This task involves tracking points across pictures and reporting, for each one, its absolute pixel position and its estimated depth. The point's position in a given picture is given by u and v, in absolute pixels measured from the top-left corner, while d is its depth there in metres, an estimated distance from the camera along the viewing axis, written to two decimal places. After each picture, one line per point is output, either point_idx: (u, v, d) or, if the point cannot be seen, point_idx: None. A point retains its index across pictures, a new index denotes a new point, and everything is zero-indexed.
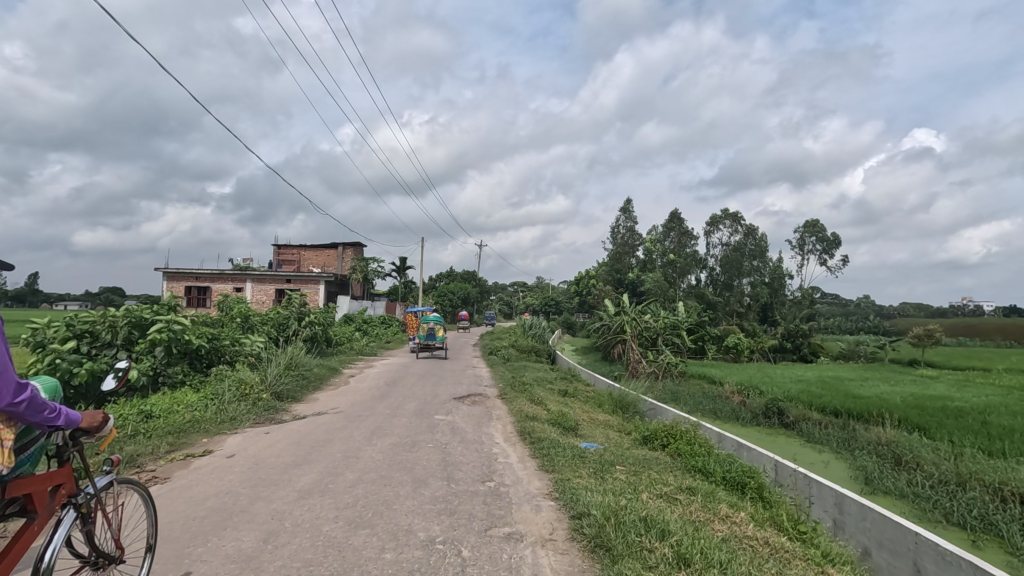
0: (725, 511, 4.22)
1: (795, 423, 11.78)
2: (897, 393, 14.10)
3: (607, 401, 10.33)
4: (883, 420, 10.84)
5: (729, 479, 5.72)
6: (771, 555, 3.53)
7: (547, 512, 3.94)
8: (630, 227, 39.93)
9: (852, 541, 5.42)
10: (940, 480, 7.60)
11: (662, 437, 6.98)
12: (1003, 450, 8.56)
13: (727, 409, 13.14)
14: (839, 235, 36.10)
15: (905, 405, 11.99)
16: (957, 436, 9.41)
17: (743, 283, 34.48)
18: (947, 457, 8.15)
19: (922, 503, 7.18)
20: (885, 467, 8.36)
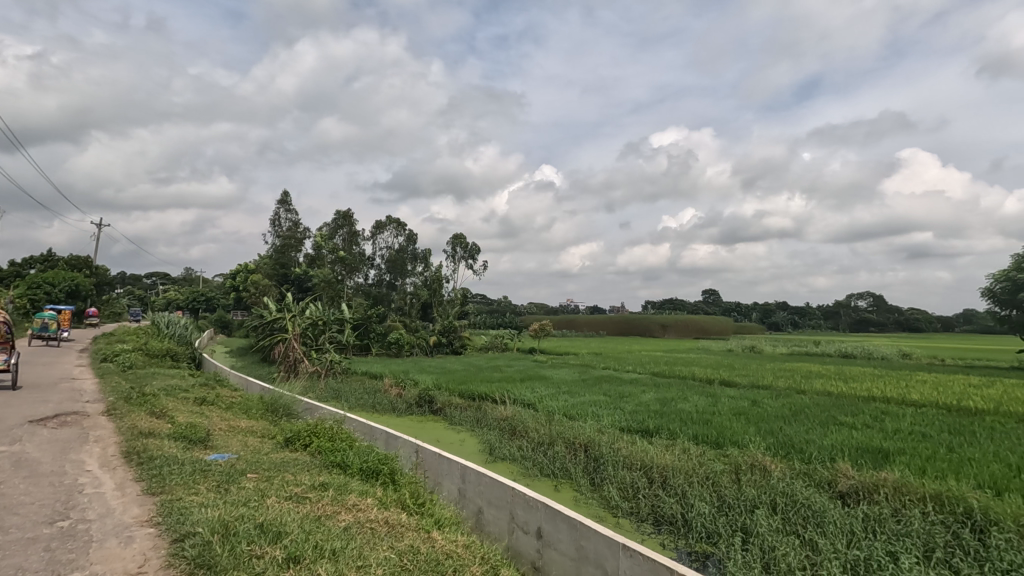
0: (354, 500, 4.39)
1: (441, 408, 13.19)
2: (517, 376, 17.23)
3: (255, 406, 9.50)
4: (506, 400, 13.08)
5: (365, 469, 5.96)
6: (387, 533, 3.82)
7: (142, 542, 3.35)
8: (295, 220, 37.97)
9: (471, 505, 6.34)
10: (538, 442, 9.67)
11: (303, 438, 6.82)
12: (575, 413, 11.41)
13: (385, 403, 13.76)
14: (479, 245, 42.32)
15: (521, 386, 14.74)
16: (551, 406, 12.12)
17: (406, 283, 37.37)
18: (543, 424, 10.47)
19: (525, 463, 8.99)
20: (503, 438, 10.14)
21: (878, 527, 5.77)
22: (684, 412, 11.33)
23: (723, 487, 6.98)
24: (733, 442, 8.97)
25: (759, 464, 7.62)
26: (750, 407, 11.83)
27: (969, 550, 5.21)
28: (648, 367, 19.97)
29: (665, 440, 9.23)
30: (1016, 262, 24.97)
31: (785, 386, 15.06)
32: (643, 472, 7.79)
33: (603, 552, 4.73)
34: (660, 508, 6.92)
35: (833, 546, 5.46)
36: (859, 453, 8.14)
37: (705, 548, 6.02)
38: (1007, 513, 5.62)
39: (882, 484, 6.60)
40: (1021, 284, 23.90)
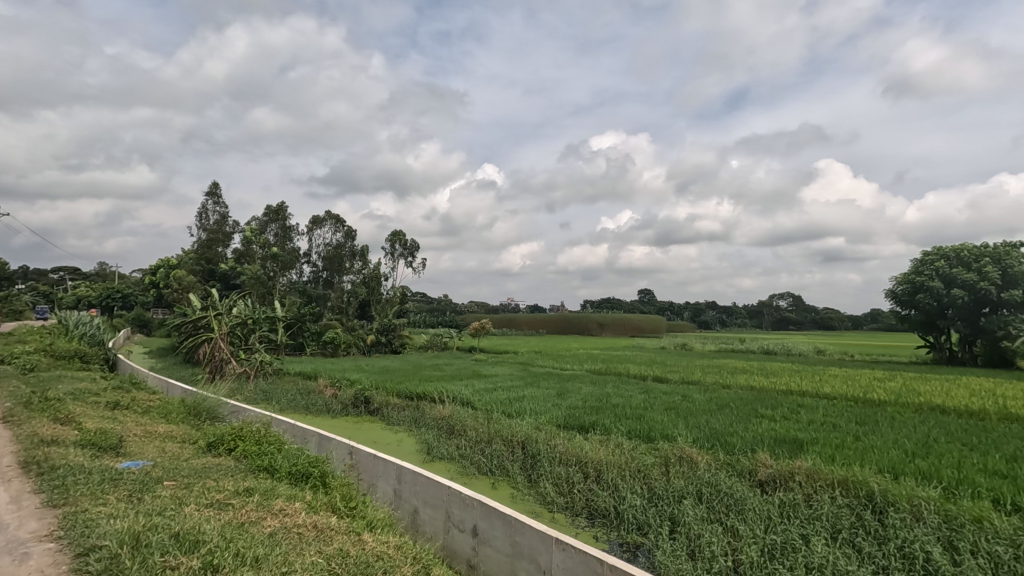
0: (281, 504, 4.24)
1: (378, 409, 12.93)
2: (456, 374, 17.18)
3: (175, 410, 8.95)
4: (444, 399, 12.99)
5: (294, 473, 5.76)
6: (315, 537, 3.71)
7: (39, 559, 3.09)
8: (223, 213, 36.06)
9: (406, 506, 6.26)
10: (477, 441, 9.68)
11: (228, 442, 6.51)
12: (513, 411, 11.49)
13: (318, 404, 13.31)
14: (418, 242, 41.78)
15: (460, 384, 14.68)
16: (490, 404, 12.15)
17: (343, 280, 36.36)
18: (481, 422, 10.49)
19: (463, 462, 8.95)
20: (441, 438, 10.07)
21: (792, 512, 6.18)
22: (618, 407, 11.67)
23: (653, 479, 7.25)
24: (663, 436, 9.34)
25: (688, 457, 7.97)
26: (680, 402, 12.34)
27: (870, 531, 5.67)
28: (584, 364, 20.39)
29: (599, 436, 9.48)
30: (914, 265, 27.37)
31: (713, 381, 15.81)
32: (579, 467, 7.96)
33: (537, 546, 4.80)
34: (593, 502, 7.10)
35: (752, 531, 5.79)
36: (777, 443, 8.69)
37: (636, 539, 6.23)
38: (902, 495, 6.18)
39: (796, 472, 7.08)
40: (919, 286, 26.24)
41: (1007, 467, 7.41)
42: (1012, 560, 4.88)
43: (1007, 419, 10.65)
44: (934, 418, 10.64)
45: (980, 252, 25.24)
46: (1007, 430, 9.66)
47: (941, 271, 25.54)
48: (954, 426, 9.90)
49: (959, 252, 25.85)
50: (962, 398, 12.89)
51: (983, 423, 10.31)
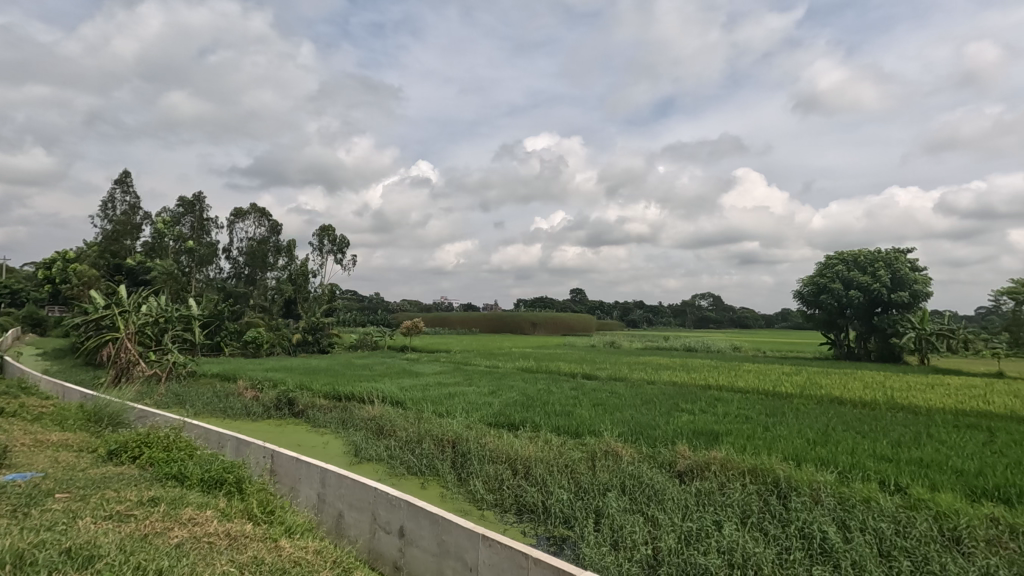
0: (190, 513, 4.02)
1: (303, 410, 12.47)
2: (386, 374, 16.84)
3: (72, 416, 8.22)
4: (373, 399, 12.71)
5: (207, 480, 5.46)
6: (227, 546, 3.54)
7: None
8: (133, 203, 33.46)
9: (330, 509, 6.08)
10: (406, 441, 9.55)
11: (132, 449, 6.06)
12: (444, 410, 11.44)
13: (238, 407, 12.64)
14: (348, 238, 40.64)
15: (389, 384, 14.42)
16: (420, 403, 12.03)
17: (267, 277, 34.74)
18: (411, 422, 10.37)
19: (391, 463, 8.79)
20: (369, 439, 9.85)
21: (707, 499, 6.55)
22: (548, 404, 11.89)
23: (580, 474, 7.45)
24: (590, 431, 9.62)
25: (613, 450, 8.25)
26: (607, 398, 12.76)
27: (776, 514, 6.10)
28: (516, 363, 20.61)
29: (529, 432, 9.62)
30: (819, 269, 29.70)
31: (638, 377, 16.46)
32: (508, 465, 8.05)
33: (464, 544, 4.81)
34: (522, 497, 7.19)
35: (671, 519, 6.08)
36: (695, 435, 9.17)
37: (563, 532, 6.36)
38: (803, 480, 6.70)
39: (711, 462, 7.51)
40: (822, 287, 28.51)
41: (892, 451, 8.22)
42: (893, 534, 5.42)
43: (893, 409, 11.82)
44: (832, 409, 11.64)
45: (874, 257, 27.77)
46: (893, 418, 10.71)
47: (841, 274, 27.89)
48: (849, 415, 10.86)
49: (856, 257, 28.34)
50: (856, 390, 14.16)
51: (873, 412, 11.36)
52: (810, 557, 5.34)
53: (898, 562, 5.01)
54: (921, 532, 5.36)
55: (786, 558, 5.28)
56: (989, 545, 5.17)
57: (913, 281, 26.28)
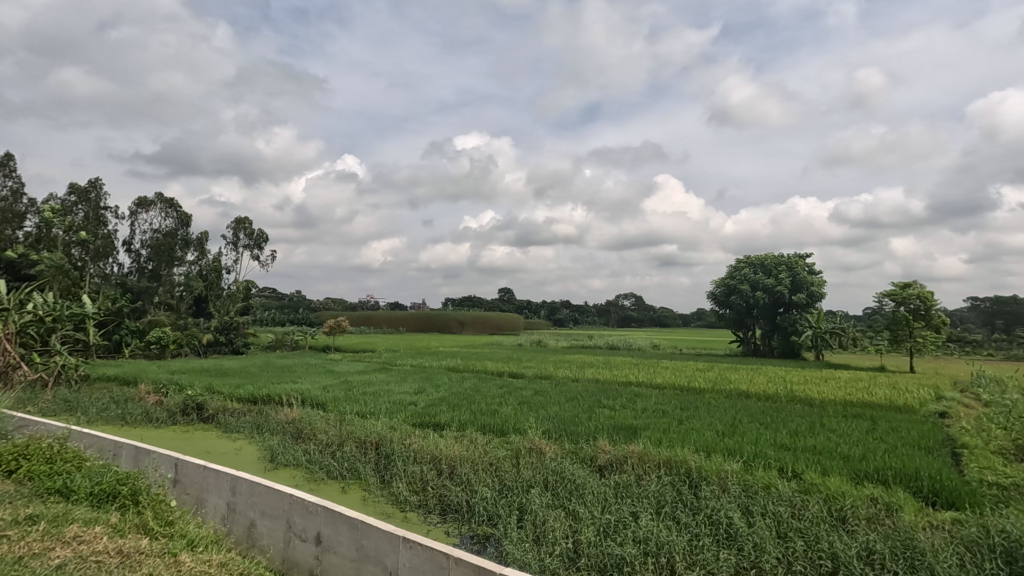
0: (74, 531, 3.68)
1: (213, 415, 11.72)
2: (306, 375, 16.17)
3: None
4: (291, 401, 12.16)
5: (98, 493, 5.01)
6: (116, 567, 3.28)
7: None
8: (14, 188, 30.03)
9: (241, 519, 5.76)
10: (326, 444, 9.21)
11: (6, 464, 5.44)
12: (367, 411, 11.14)
13: (138, 413, 11.66)
14: (266, 233, 38.67)
15: (309, 386, 13.84)
16: (342, 405, 11.66)
17: (174, 272, 32.34)
18: (332, 424, 10.02)
19: (310, 467, 8.45)
20: (287, 443, 9.41)
21: (624, 491, 6.81)
22: (474, 403, 11.90)
23: (504, 471, 7.51)
24: (515, 429, 9.72)
25: (536, 448, 8.38)
26: (532, 396, 12.95)
27: (686, 502, 6.46)
28: (443, 362, 20.46)
29: (454, 432, 9.58)
30: (729, 271, 31.66)
31: (563, 375, 16.83)
32: (432, 465, 7.97)
33: (384, 547, 4.71)
34: (446, 497, 7.15)
35: (591, 513, 6.27)
36: (615, 431, 9.51)
37: (486, 530, 6.38)
38: (713, 470, 7.13)
39: (629, 456, 7.82)
40: (732, 288, 30.42)
41: (789, 440, 8.94)
42: (789, 517, 5.88)
43: (792, 401, 12.85)
44: (739, 402, 12.46)
45: (778, 261, 29.97)
46: (791, 409, 11.65)
47: (749, 276, 29.89)
48: (754, 408, 11.69)
49: (762, 260, 30.49)
50: (760, 384, 15.26)
51: (775, 405, 12.29)
52: (717, 542, 5.68)
53: (792, 542, 5.44)
54: (813, 514, 5.85)
55: (696, 544, 5.59)
56: (869, 522, 5.74)
57: (811, 283, 28.65)
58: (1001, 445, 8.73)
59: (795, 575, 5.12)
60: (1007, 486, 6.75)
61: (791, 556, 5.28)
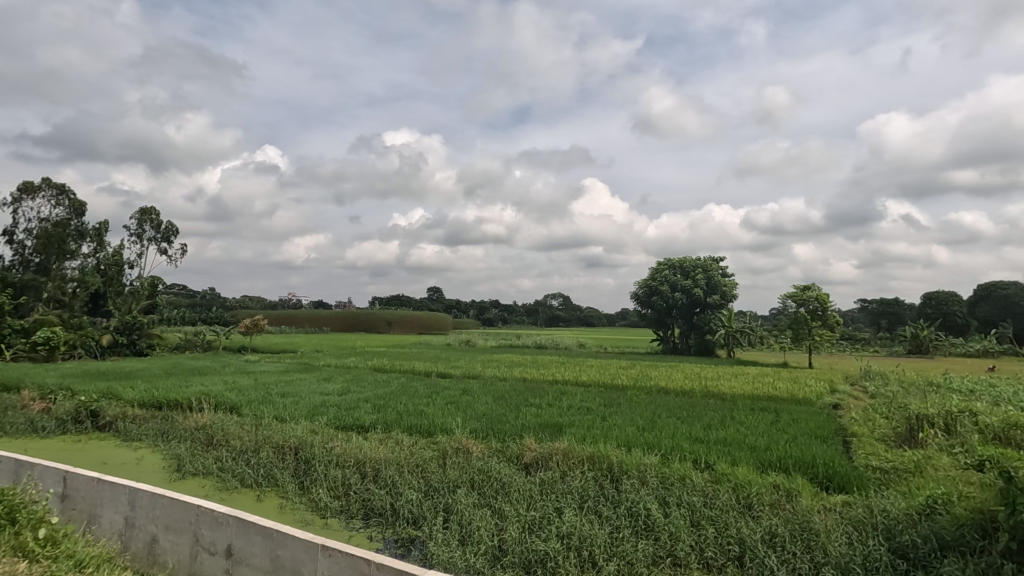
0: None
1: (111, 423, 10.75)
2: (219, 377, 15.21)
3: None
4: (201, 406, 11.37)
5: None
6: None
7: None
8: None
9: (141, 534, 5.33)
10: (240, 451, 8.70)
11: None
12: (286, 414, 10.64)
13: (20, 422, 10.48)
14: (175, 226, 36.07)
15: (223, 388, 13.04)
16: (260, 408, 11.07)
17: (66, 267, 29.40)
18: (248, 430, 9.48)
19: (222, 475, 7.95)
20: (196, 451, 8.80)
21: (549, 488, 6.93)
22: (401, 404, 11.67)
23: (430, 473, 7.42)
24: (442, 429, 9.64)
25: (463, 447, 8.35)
26: (461, 395, 12.89)
27: (607, 496, 6.68)
28: (368, 362, 19.93)
29: (379, 434, 9.35)
30: (651, 272, 33.01)
31: (491, 374, 16.88)
32: (356, 468, 7.75)
33: (300, 557, 4.52)
34: (369, 501, 6.96)
35: (516, 510, 6.33)
36: (542, 428, 9.65)
37: (410, 533, 6.27)
38: (633, 464, 7.41)
39: (555, 453, 7.96)
40: (654, 289, 31.72)
41: (704, 433, 9.46)
42: (702, 506, 6.22)
43: (706, 396, 13.60)
44: (659, 398, 13.03)
45: (695, 264, 31.57)
46: (705, 404, 12.34)
47: (669, 277, 31.29)
48: (672, 403, 12.27)
49: (681, 263, 32.01)
50: (679, 380, 16.02)
51: (691, 400, 12.95)
52: (636, 533, 5.91)
53: (705, 530, 5.76)
54: (724, 502, 6.22)
55: (616, 536, 5.79)
56: (772, 507, 6.19)
57: (725, 285, 30.43)
58: (883, 433, 9.69)
59: (707, 561, 5.43)
60: (888, 469, 7.50)
61: (703, 543, 5.60)
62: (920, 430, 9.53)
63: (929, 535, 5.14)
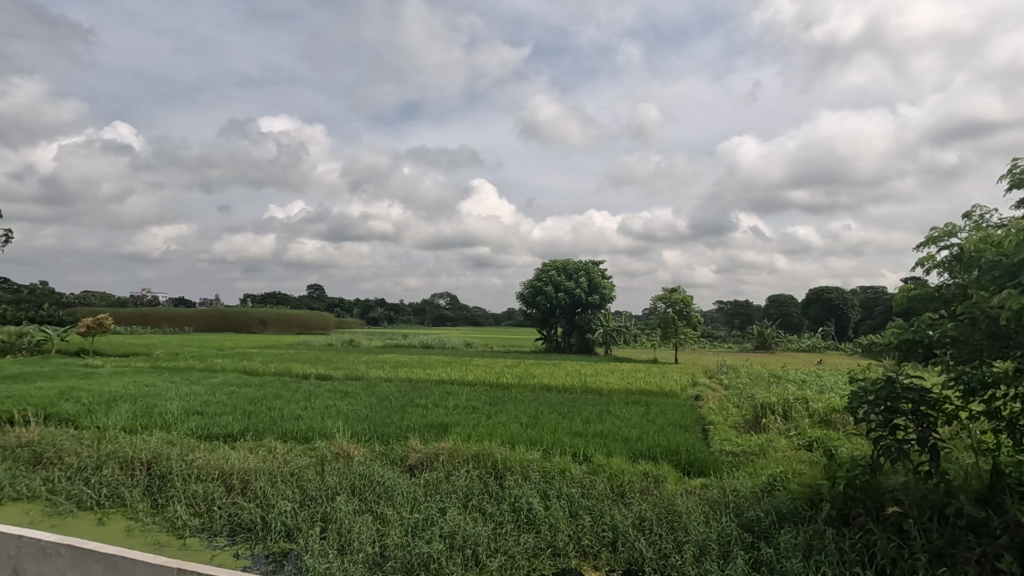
0: None
1: None
2: (50, 385, 13.13)
3: None
4: (25, 419, 9.72)
5: None
6: None
7: None
8: None
9: None
10: (78, 469, 7.58)
11: None
12: (137, 425, 9.46)
13: None
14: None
15: (55, 398, 11.27)
16: (103, 419, 9.73)
17: None
18: (88, 444, 8.29)
19: (53, 499, 6.88)
20: (18, 471, 7.51)
21: (433, 488, 6.87)
22: (275, 409, 10.90)
23: (306, 481, 7.01)
24: (321, 434, 9.16)
25: (343, 452, 8.01)
26: (341, 398, 12.33)
27: (491, 492, 6.76)
28: (236, 364, 18.37)
29: (249, 442, 8.65)
30: (536, 273, 34.01)
31: (375, 376, 16.36)
32: (220, 481, 7.10)
33: None
34: (237, 516, 6.42)
35: (399, 514, 6.20)
36: (426, 429, 9.54)
37: (283, 546, 5.87)
38: (516, 459, 7.60)
39: (439, 453, 7.91)
40: (539, 289, 32.69)
41: (582, 427, 9.94)
42: (580, 496, 6.54)
43: (585, 391, 14.33)
44: (541, 395, 13.47)
45: (578, 266, 33.03)
46: (584, 399, 12.99)
47: (553, 278, 32.42)
48: (554, 400, 12.75)
49: (565, 265, 33.33)
50: (560, 377, 16.67)
51: (572, 396, 13.55)
52: (518, 527, 6.05)
53: (582, 519, 6.07)
54: (600, 492, 6.59)
55: (499, 532, 5.89)
56: (642, 493, 6.68)
57: (604, 286, 32.21)
58: (735, 420, 10.85)
59: (583, 549, 5.73)
60: (738, 453, 8.43)
61: (581, 532, 5.89)
62: (764, 416, 10.82)
63: (770, 509, 5.84)
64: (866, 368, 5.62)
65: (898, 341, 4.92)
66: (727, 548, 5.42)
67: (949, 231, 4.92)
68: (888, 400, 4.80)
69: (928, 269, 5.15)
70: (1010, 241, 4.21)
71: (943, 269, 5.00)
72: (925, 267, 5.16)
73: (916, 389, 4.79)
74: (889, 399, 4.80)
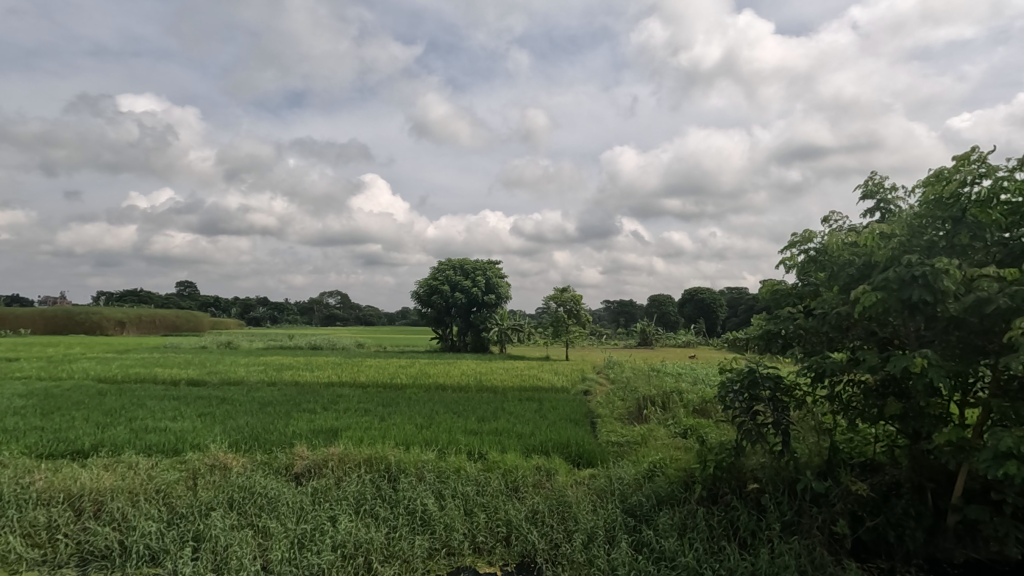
0: None
1: None
2: None
3: None
4: None
5: None
6: None
7: None
8: None
9: None
10: None
11: None
12: None
13: None
14: None
15: None
16: None
17: None
18: None
19: None
20: None
21: (323, 496, 6.51)
22: (137, 420, 9.77)
23: (175, 498, 6.35)
24: (193, 445, 8.35)
25: (219, 464, 7.34)
26: (218, 405, 11.34)
27: (386, 496, 6.54)
28: (85, 371, 16.14)
29: (104, 459, 7.64)
30: (433, 273, 33.63)
31: (256, 380, 15.21)
32: (68, 505, 6.21)
33: None
34: (88, 543, 5.65)
35: (284, 526, 5.82)
36: (315, 435, 9.04)
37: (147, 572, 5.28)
38: (411, 462, 7.44)
39: (329, 459, 7.51)
40: (434, 288, 32.38)
41: (478, 425, 9.99)
42: (474, 494, 6.57)
43: (481, 390, 14.42)
44: (437, 395, 13.36)
45: (474, 267, 33.17)
46: (480, 398, 13.06)
47: (449, 277, 32.27)
48: (449, 399, 12.68)
49: (461, 264, 33.31)
50: (454, 377, 16.59)
51: (468, 395, 13.55)
52: (412, 529, 5.95)
53: (477, 516, 6.10)
54: (494, 489, 6.64)
55: (393, 536, 5.74)
56: (534, 487, 6.87)
57: (499, 286, 32.66)
58: (620, 412, 11.52)
59: (477, 546, 5.77)
60: (623, 442, 8.97)
61: (475, 530, 5.92)
62: (646, 408, 11.60)
63: (651, 493, 6.26)
64: (733, 360, 6.23)
65: (761, 334, 5.52)
66: (613, 532, 5.74)
67: (810, 234, 5.60)
68: (750, 388, 5.37)
69: (789, 268, 5.82)
70: (862, 242, 4.86)
71: (800, 268, 5.68)
72: (786, 266, 5.83)
73: (773, 378, 5.40)
74: (750, 387, 5.37)
